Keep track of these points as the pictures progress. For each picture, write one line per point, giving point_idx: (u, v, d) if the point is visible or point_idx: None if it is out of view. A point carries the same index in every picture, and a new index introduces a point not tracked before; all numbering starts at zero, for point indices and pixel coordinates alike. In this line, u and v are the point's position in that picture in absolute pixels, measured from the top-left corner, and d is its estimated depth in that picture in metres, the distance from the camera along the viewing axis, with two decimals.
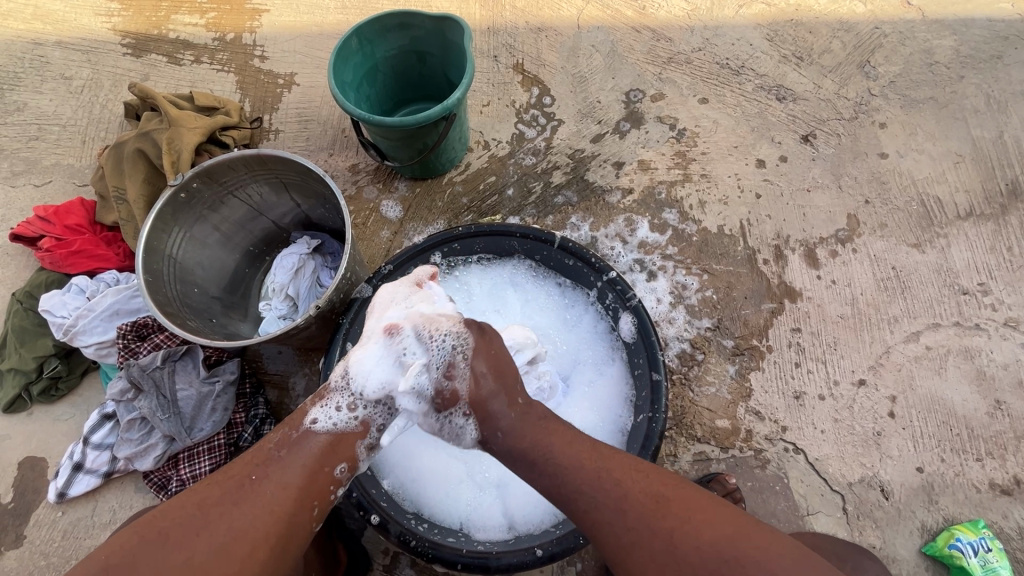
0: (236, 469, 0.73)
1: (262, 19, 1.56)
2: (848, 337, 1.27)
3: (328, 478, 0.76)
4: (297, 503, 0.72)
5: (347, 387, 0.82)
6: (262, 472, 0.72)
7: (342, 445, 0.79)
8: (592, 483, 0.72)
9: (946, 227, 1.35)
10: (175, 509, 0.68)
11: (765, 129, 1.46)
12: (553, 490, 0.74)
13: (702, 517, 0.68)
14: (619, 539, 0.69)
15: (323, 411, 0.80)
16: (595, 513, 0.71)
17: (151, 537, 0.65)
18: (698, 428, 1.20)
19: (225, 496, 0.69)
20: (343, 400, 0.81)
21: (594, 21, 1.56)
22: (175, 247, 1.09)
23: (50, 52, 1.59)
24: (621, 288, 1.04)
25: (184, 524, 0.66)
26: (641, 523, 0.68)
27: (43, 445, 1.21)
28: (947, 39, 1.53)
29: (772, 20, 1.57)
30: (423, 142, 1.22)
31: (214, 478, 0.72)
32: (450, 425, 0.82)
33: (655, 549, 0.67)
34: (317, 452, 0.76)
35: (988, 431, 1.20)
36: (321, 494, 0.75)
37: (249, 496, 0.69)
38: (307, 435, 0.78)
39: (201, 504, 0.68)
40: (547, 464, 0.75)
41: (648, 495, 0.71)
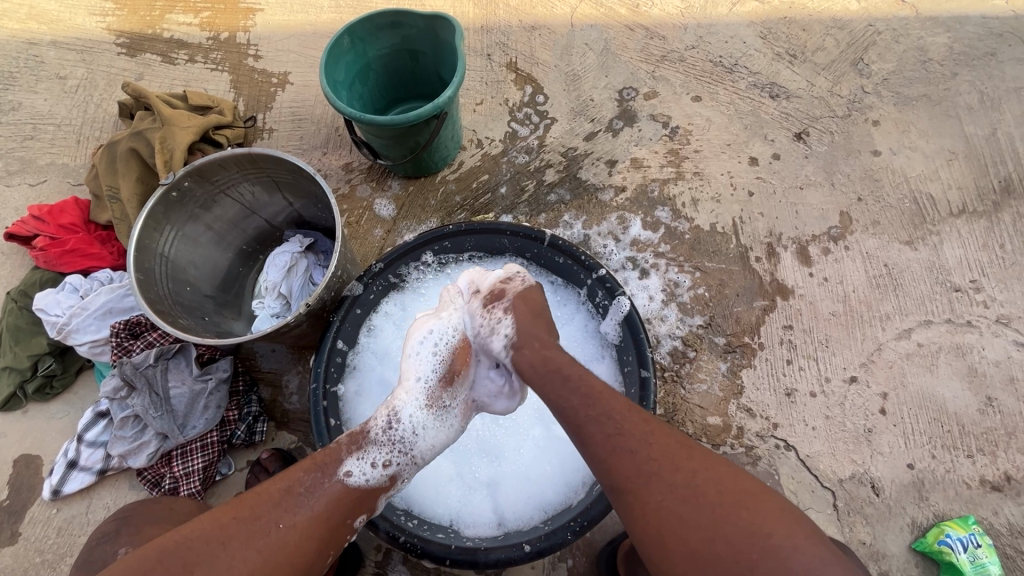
0: (260, 506, 0.69)
1: (256, 18, 1.56)
2: (840, 334, 1.28)
3: (345, 528, 0.76)
4: (317, 554, 0.70)
5: (385, 443, 0.84)
6: (290, 518, 0.69)
7: (368, 499, 0.79)
8: (620, 412, 0.73)
9: (939, 224, 1.35)
10: (197, 544, 0.64)
11: (758, 126, 1.46)
12: (578, 414, 0.74)
13: (726, 468, 0.67)
14: (633, 465, 0.67)
15: (359, 463, 0.79)
16: (617, 438, 0.70)
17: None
18: (690, 424, 1.21)
19: (250, 541, 0.65)
20: (378, 456, 0.82)
21: (587, 19, 1.56)
22: (167, 245, 1.10)
23: (45, 52, 1.60)
24: (611, 285, 1.04)
25: (206, 565, 0.63)
26: (664, 456, 0.67)
27: (38, 443, 1.21)
28: (941, 36, 1.53)
29: (766, 18, 1.57)
30: (415, 140, 1.23)
31: (236, 512, 0.67)
32: (490, 321, 0.94)
33: (674, 485, 0.65)
34: (343, 502, 0.75)
35: (979, 428, 1.20)
36: (337, 543, 0.74)
37: (276, 544, 0.66)
38: (336, 484, 0.75)
39: (225, 544, 0.65)
40: (581, 384, 0.77)
41: (674, 437, 0.70)
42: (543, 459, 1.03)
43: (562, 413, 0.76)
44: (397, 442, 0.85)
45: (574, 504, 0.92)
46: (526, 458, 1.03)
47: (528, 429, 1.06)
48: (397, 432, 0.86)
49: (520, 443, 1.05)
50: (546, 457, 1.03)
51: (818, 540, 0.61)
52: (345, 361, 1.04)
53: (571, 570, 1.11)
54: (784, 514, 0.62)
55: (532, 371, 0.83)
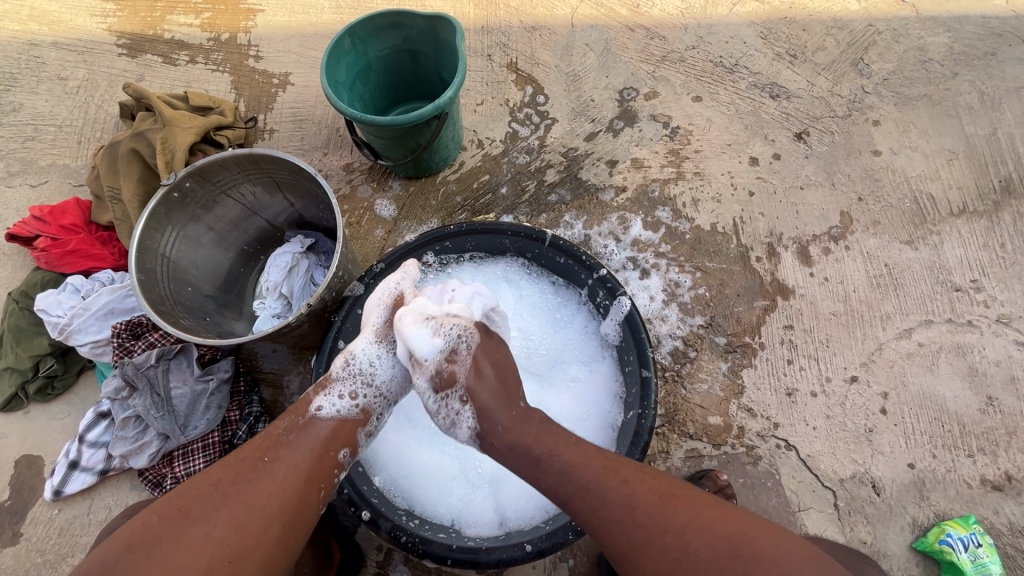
0: (246, 451, 0.74)
1: (257, 19, 1.57)
2: (840, 334, 1.28)
3: (333, 462, 0.78)
4: (305, 484, 0.73)
5: (348, 378, 0.86)
6: (272, 453, 0.74)
7: (346, 431, 0.81)
8: (599, 480, 0.73)
9: (940, 224, 1.35)
10: (190, 489, 0.69)
11: (758, 126, 1.46)
12: (561, 491, 0.74)
13: (712, 512, 0.70)
14: (624, 536, 0.70)
15: (327, 398, 0.82)
16: (603, 510, 0.71)
17: (169, 516, 0.66)
18: (691, 424, 1.21)
19: (239, 476, 0.70)
20: (345, 390, 0.85)
21: (588, 20, 1.56)
22: (168, 246, 1.10)
23: (46, 53, 1.60)
24: (612, 285, 1.04)
25: (200, 502, 0.67)
26: (653, 520, 0.69)
27: (40, 443, 1.21)
28: (941, 36, 1.53)
29: (766, 18, 1.57)
30: (416, 140, 1.23)
31: (226, 461, 0.73)
32: (447, 411, 0.85)
33: (667, 549, 0.67)
34: (324, 436, 0.79)
35: (980, 427, 1.20)
36: (327, 476, 0.77)
37: (262, 476, 0.71)
38: (313, 422, 0.79)
39: (216, 483, 0.69)
40: (553, 462, 0.76)
41: (656, 493, 0.72)
42: None
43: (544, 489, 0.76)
44: (361, 376, 0.87)
45: None
46: None
47: None
48: (361, 371, 0.87)
49: None
50: None
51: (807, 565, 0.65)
52: None
53: (572, 570, 1.11)
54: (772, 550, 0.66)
55: (501, 454, 0.80)
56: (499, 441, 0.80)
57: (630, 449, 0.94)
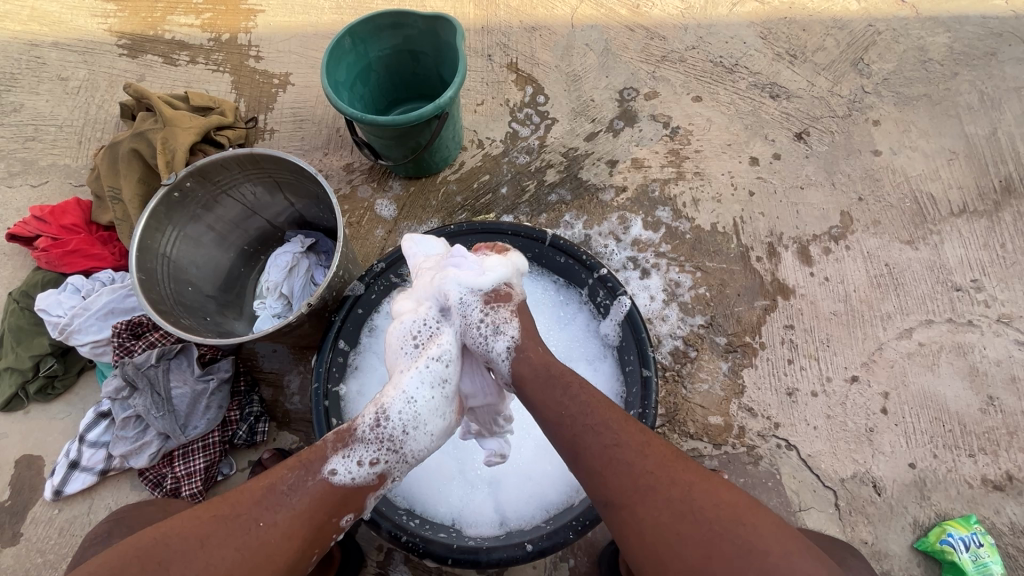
0: (241, 502, 0.68)
1: (257, 19, 1.57)
2: (841, 334, 1.28)
3: (332, 527, 0.73)
4: (297, 554, 0.68)
5: (373, 440, 0.80)
6: (266, 519, 0.67)
7: (356, 497, 0.75)
8: (617, 423, 0.73)
9: (940, 223, 1.35)
10: (177, 538, 0.65)
11: (759, 126, 1.46)
12: (577, 424, 0.74)
13: (718, 480, 0.69)
14: (628, 477, 0.68)
15: (344, 461, 0.76)
16: (614, 450, 0.70)
17: (149, 569, 0.63)
18: (691, 424, 1.21)
19: (226, 540, 0.65)
20: (365, 454, 0.78)
21: (588, 20, 1.57)
22: (169, 245, 1.10)
23: (46, 53, 1.60)
24: (612, 285, 1.04)
25: (184, 560, 0.63)
26: (660, 469, 0.69)
27: (40, 444, 1.21)
28: (941, 36, 1.53)
29: (766, 18, 1.57)
30: (417, 140, 1.23)
31: (218, 510, 0.67)
32: (493, 320, 0.90)
33: (671, 497, 0.66)
34: (327, 503, 0.72)
35: (981, 427, 1.20)
36: (322, 542, 0.72)
37: (251, 542, 0.66)
38: (319, 484, 0.73)
39: (202, 541, 0.65)
40: (578, 397, 0.77)
41: (666, 450, 0.72)
42: (545, 456, 1.03)
43: (556, 420, 0.76)
44: (387, 439, 0.81)
45: (575, 503, 0.92)
46: (529, 458, 1.03)
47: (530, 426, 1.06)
48: (387, 430, 0.81)
49: (522, 440, 1.05)
50: (548, 456, 1.03)
51: (803, 552, 0.62)
52: (347, 362, 1.03)
53: (572, 570, 1.11)
54: (772, 525, 0.64)
55: (530, 383, 0.82)
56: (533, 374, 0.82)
57: None
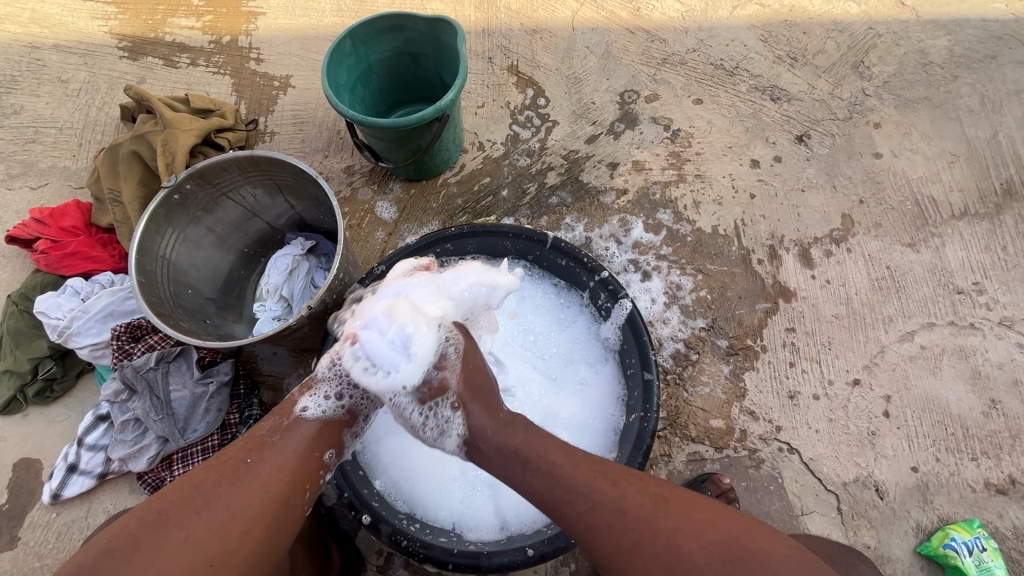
0: (228, 452, 0.73)
1: (258, 22, 1.57)
2: (842, 336, 1.27)
3: (318, 463, 0.78)
4: (291, 485, 0.72)
5: (334, 377, 0.83)
6: (256, 454, 0.73)
7: (331, 431, 0.80)
8: (588, 484, 0.72)
9: (941, 226, 1.35)
10: (173, 491, 0.68)
11: (759, 129, 1.46)
12: (550, 494, 0.72)
13: (703, 515, 0.68)
14: (613, 540, 0.68)
15: (313, 398, 0.81)
16: (591, 516, 0.70)
17: (149, 520, 0.64)
18: (692, 428, 1.20)
19: (221, 479, 0.69)
20: (330, 390, 0.82)
21: (588, 23, 1.57)
22: (169, 248, 1.09)
23: (46, 56, 1.60)
24: (614, 287, 1.03)
25: (183, 506, 0.66)
26: (642, 523, 0.68)
27: (38, 447, 1.21)
28: (942, 39, 1.53)
29: (766, 21, 1.57)
30: (417, 143, 1.23)
31: (207, 462, 0.71)
32: (437, 420, 0.83)
33: (659, 552, 0.66)
34: (308, 439, 0.77)
35: (983, 430, 1.20)
36: (312, 478, 0.76)
37: (246, 477, 0.70)
38: (296, 422, 0.78)
39: (197, 486, 0.68)
40: (541, 465, 0.74)
41: (645, 496, 0.71)
42: None
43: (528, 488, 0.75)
44: (347, 376, 0.84)
45: None
46: None
47: None
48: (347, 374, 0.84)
49: None
50: None
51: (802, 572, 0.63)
52: None
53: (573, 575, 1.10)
54: (765, 554, 0.64)
55: (492, 460, 0.78)
56: (487, 449, 0.79)
57: (633, 452, 0.93)
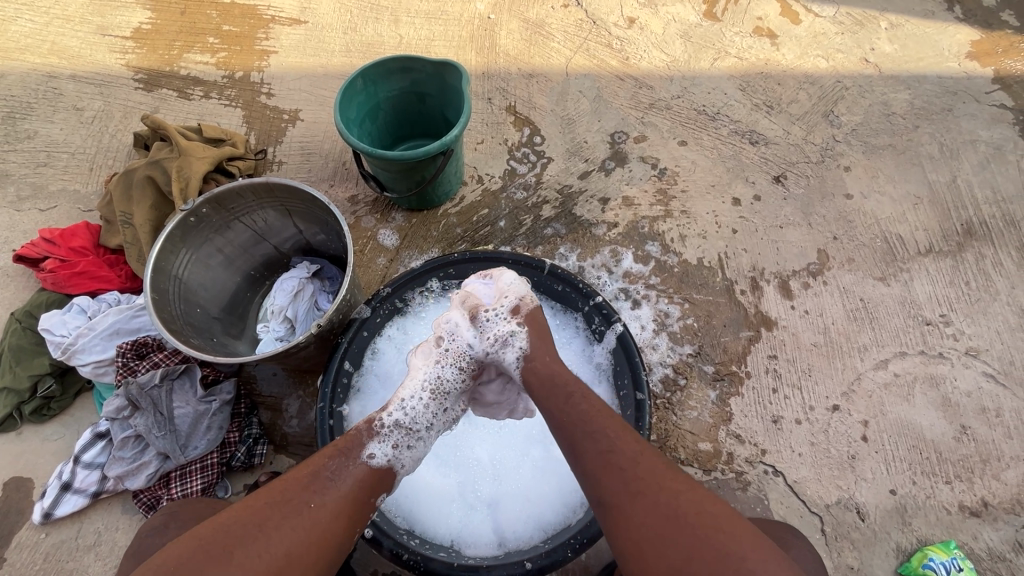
0: (292, 487, 0.72)
1: (270, 59, 1.66)
2: (821, 364, 1.34)
3: (369, 507, 0.80)
4: (344, 531, 0.73)
5: (390, 434, 0.88)
6: (318, 498, 0.72)
7: (385, 478, 0.83)
8: (615, 432, 0.77)
9: (909, 262, 1.45)
10: (235, 525, 0.66)
11: (740, 169, 1.57)
12: (580, 430, 0.79)
13: (705, 493, 0.69)
14: (621, 481, 0.71)
15: (379, 445, 0.85)
16: (609, 454, 0.74)
17: (213, 554, 0.62)
18: (681, 450, 1.25)
19: (286, 519, 0.68)
20: (394, 438, 0.88)
21: (582, 69, 1.69)
22: (181, 268, 1.13)
23: (63, 85, 1.66)
24: (607, 311, 1.11)
25: (246, 542, 0.64)
26: (651, 474, 0.71)
27: (31, 466, 1.20)
28: (902, 93, 1.69)
29: (745, 72, 1.71)
30: (421, 174, 1.30)
31: (268, 497, 0.70)
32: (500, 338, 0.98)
33: (659, 502, 0.68)
34: (366, 481, 0.80)
35: (956, 455, 1.26)
36: (361, 522, 0.77)
37: (306, 520, 0.69)
38: (358, 465, 0.80)
39: (261, 524, 0.66)
40: (584, 404, 0.82)
41: (661, 462, 0.73)
42: (543, 477, 1.05)
43: (561, 426, 0.81)
44: (400, 429, 0.90)
45: (573, 522, 0.94)
46: (527, 479, 1.06)
47: (529, 448, 1.08)
48: (407, 427, 0.91)
49: (521, 462, 1.07)
50: (546, 479, 1.05)
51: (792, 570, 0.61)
52: (351, 382, 1.07)
53: None
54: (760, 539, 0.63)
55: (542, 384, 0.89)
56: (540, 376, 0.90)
57: None
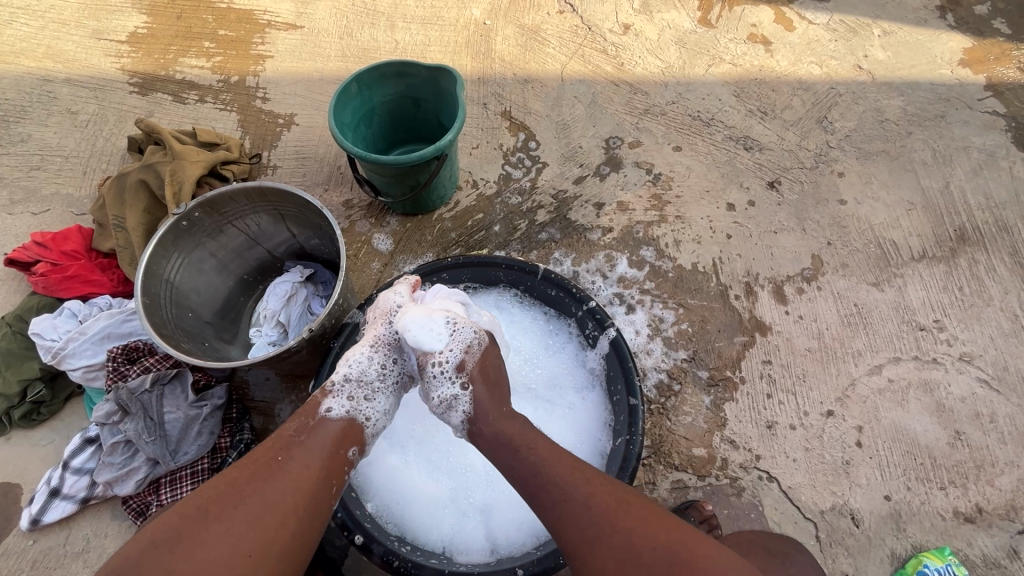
0: (261, 451, 0.77)
1: (266, 64, 1.66)
2: (815, 369, 1.34)
3: (344, 458, 0.82)
4: (318, 479, 0.76)
5: (343, 391, 0.89)
6: (285, 454, 0.77)
7: (351, 430, 0.86)
8: (565, 477, 0.77)
9: (903, 267, 1.46)
10: (210, 489, 0.71)
11: (734, 175, 1.57)
12: (531, 481, 0.78)
13: (660, 522, 0.72)
14: (581, 530, 0.72)
15: (336, 399, 0.87)
16: (563, 504, 0.75)
17: (191, 514, 0.68)
18: (676, 456, 1.24)
19: (255, 475, 0.73)
20: (349, 392, 0.89)
21: (577, 75, 1.69)
22: (173, 272, 1.13)
23: (57, 88, 1.66)
24: (600, 316, 1.10)
25: (221, 500, 0.70)
26: (605, 518, 0.72)
27: (19, 471, 1.19)
28: (895, 99, 1.70)
29: (739, 79, 1.72)
30: (415, 179, 1.30)
31: (240, 462, 0.75)
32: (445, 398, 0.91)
33: (617, 548, 0.69)
34: (334, 435, 0.83)
35: (950, 460, 1.26)
36: (338, 474, 0.80)
37: (276, 474, 0.74)
38: (322, 422, 0.84)
39: (232, 483, 0.72)
40: (532, 451, 0.81)
41: (614, 498, 0.75)
42: None
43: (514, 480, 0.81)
44: (355, 385, 0.91)
45: None
46: None
47: None
48: (360, 380, 0.91)
49: None
50: None
51: None
52: None
53: None
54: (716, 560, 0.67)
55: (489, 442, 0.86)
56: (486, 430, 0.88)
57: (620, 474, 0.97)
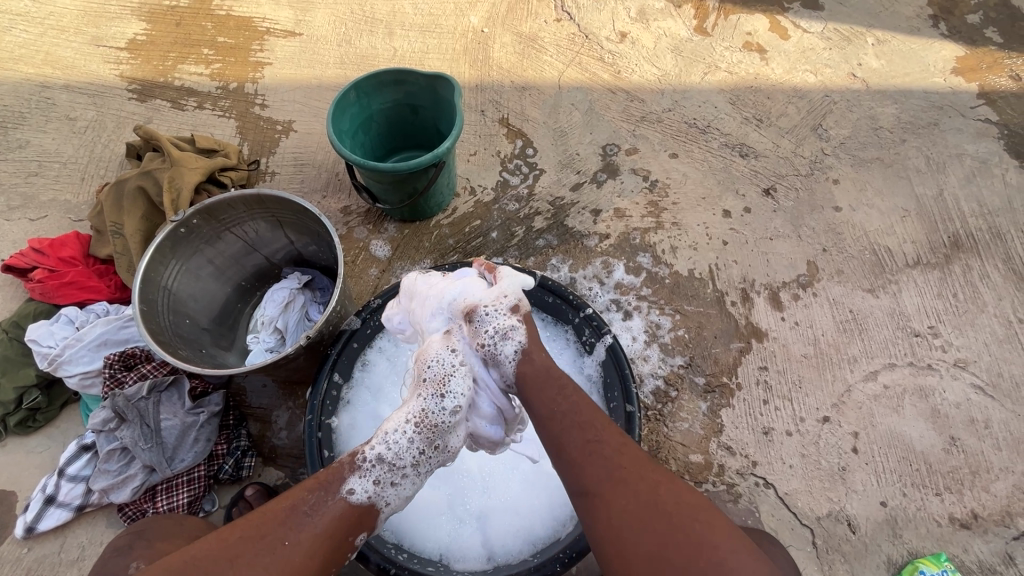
0: (269, 520, 0.70)
1: (265, 71, 1.67)
2: (811, 375, 1.35)
3: (349, 545, 0.75)
4: (319, 571, 0.69)
5: (372, 467, 0.79)
6: (293, 537, 0.69)
7: (366, 518, 0.77)
8: (599, 426, 0.78)
9: (898, 274, 1.47)
10: (208, 560, 0.66)
11: (730, 182, 1.59)
12: (563, 423, 0.79)
13: (682, 484, 0.72)
14: (605, 472, 0.72)
15: (360, 479, 0.77)
16: (593, 445, 0.75)
17: None
18: (673, 462, 1.25)
19: (257, 556, 0.66)
20: (376, 473, 0.79)
21: (574, 82, 1.71)
22: (171, 278, 1.13)
23: (56, 95, 1.67)
24: (597, 323, 1.12)
25: None
26: (634, 468, 0.73)
27: (14, 479, 1.18)
28: (889, 107, 1.71)
29: (735, 87, 1.73)
30: (412, 186, 1.31)
31: (245, 531, 0.69)
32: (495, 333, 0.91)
33: (641, 493, 0.70)
34: (346, 520, 0.75)
35: (945, 466, 1.26)
36: (339, 561, 0.73)
37: (278, 559, 0.67)
38: (338, 502, 0.75)
39: (231, 562, 0.65)
40: (569, 396, 0.82)
41: (641, 455, 0.76)
42: (533, 490, 1.05)
43: (543, 419, 0.81)
44: (384, 464, 0.80)
45: (562, 537, 0.94)
46: (517, 492, 1.05)
47: (519, 461, 1.08)
48: (393, 460, 0.81)
49: (511, 475, 1.07)
50: (536, 492, 1.04)
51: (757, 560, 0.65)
52: (340, 395, 1.07)
53: None
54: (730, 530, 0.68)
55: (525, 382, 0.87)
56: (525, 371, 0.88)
57: None
